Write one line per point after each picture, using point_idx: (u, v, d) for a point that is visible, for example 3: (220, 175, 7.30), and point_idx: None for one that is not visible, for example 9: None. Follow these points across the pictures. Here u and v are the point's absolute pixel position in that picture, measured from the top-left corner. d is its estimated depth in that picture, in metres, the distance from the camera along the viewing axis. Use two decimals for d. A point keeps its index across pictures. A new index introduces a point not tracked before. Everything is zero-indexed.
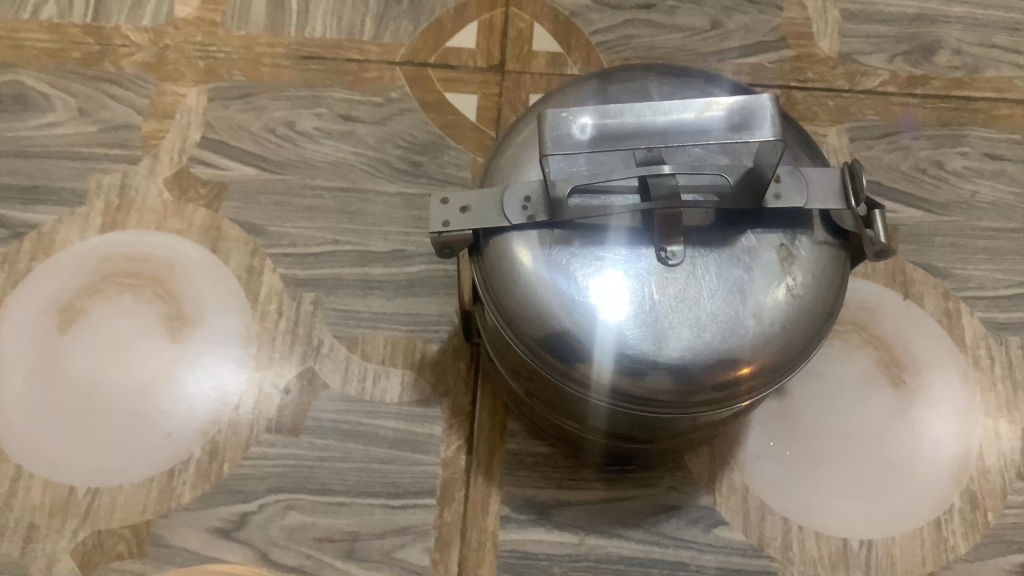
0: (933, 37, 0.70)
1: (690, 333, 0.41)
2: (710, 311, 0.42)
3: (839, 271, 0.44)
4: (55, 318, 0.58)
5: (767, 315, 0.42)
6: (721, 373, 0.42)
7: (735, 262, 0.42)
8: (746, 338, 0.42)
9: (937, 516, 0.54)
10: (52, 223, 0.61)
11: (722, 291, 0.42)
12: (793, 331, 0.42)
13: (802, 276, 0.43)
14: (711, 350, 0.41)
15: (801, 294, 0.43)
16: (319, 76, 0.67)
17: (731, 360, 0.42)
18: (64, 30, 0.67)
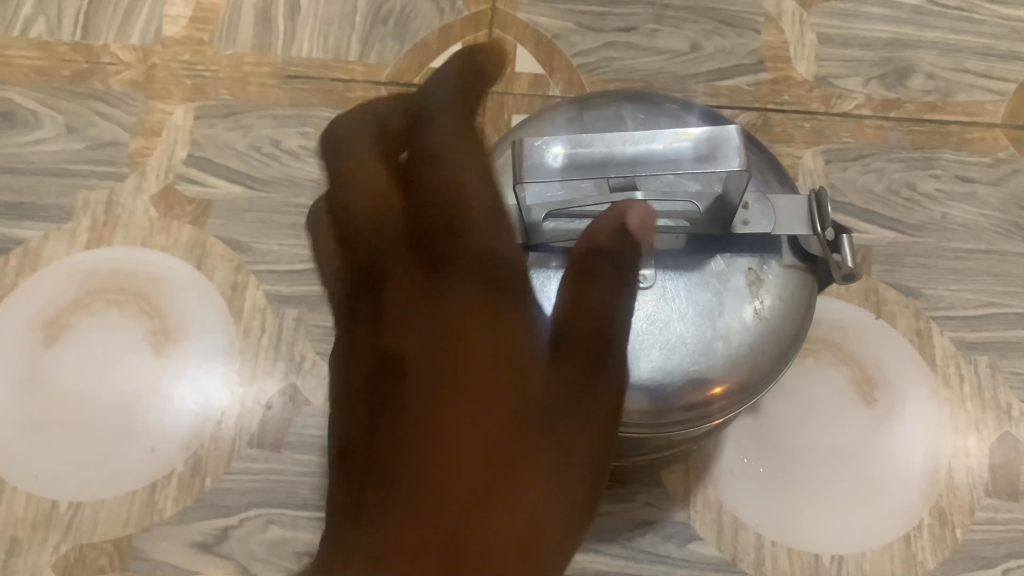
0: (907, 62, 0.71)
1: (660, 355, 0.43)
2: (680, 333, 0.43)
3: (807, 295, 0.45)
4: (41, 333, 0.59)
5: (736, 338, 0.43)
6: (691, 393, 0.43)
7: (704, 286, 0.44)
8: (715, 360, 0.43)
9: (907, 533, 0.55)
10: (39, 239, 0.62)
11: (692, 314, 0.43)
12: (761, 352, 0.44)
13: (770, 299, 0.44)
14: (680, 371, 0.43)
15: (769, 317, 0.44)
16: (305, 95, 0.68)
17: (701, 380, 0.43)
18: (53, 48, 0.68)
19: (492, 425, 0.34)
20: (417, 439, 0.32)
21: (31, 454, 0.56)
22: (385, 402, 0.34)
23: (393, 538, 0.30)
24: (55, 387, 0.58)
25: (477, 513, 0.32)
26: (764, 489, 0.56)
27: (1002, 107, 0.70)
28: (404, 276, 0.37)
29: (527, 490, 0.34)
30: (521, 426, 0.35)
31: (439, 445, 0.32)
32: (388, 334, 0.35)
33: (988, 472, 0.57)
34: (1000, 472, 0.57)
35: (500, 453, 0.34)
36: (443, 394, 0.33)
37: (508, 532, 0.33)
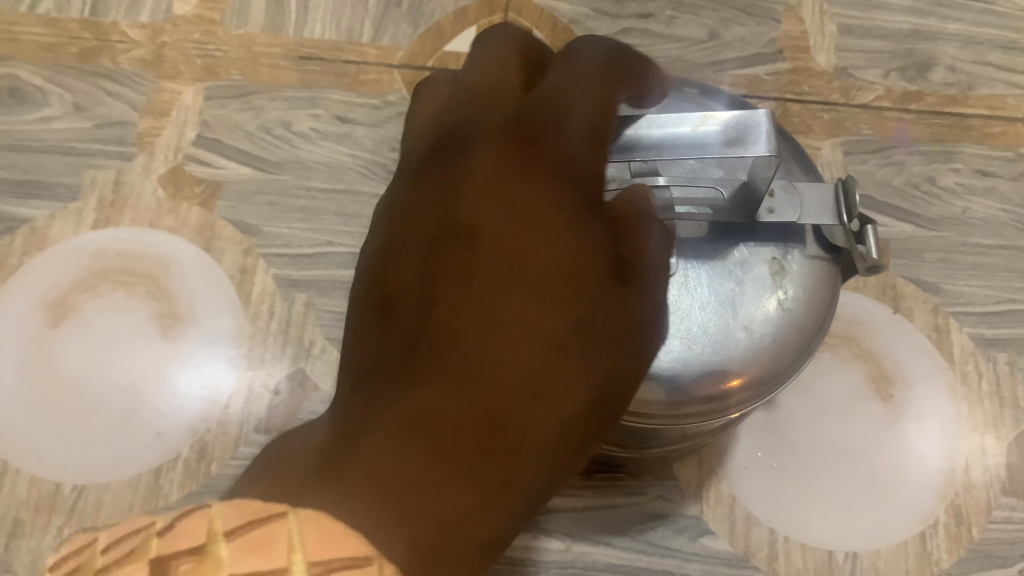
0: (929, 54, 0.70)
1: (680, 344, 0.42)
2: (701, 322, 0.42)
3: (831, 287, 0.44)
4: (47, 313, 0.58)
5: (758, 328, 0.42)
6: (711, 384, 0.42)
7: (726, 275, 0.43)
8: (736, 351, 0.42)
9: (922, 531, 0.55)
10: (45, 218, 0.61)
11: (714, 304, 0.42)
12: (782, 344, 0.43)
13: (792, 290, 0.43)
14: (700, 361, 0.42)
15: (792, 308, 0.43)
16: (317, 77, 0.67)
17: (721, 371, 0.42)
18: (61, 24, 0.67)
19: (554, 309, 0.33)
20: (475, 302, 0.32)
21: (37, 434, 0.55)
22: (447, 259, 0.34)
23: (423, 400, 0.30)
24: (62, 367, 0.57)
25: (520, 391, 0.31)
26: (777, 484, 0.56)
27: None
28: (485, 155, 0.37)
29: (572, 384, 0.33)
30: (584, 322, 0.34)
31: (500, 311, 0.32)
32: (464, 197, 0.35)
33: (1005, 471, 0.56)
34: (1017, 470, 0.56)
35: (556, 340, 0.33)
36: (510, 273, 0.33)
37: (544, 421, 0.32)
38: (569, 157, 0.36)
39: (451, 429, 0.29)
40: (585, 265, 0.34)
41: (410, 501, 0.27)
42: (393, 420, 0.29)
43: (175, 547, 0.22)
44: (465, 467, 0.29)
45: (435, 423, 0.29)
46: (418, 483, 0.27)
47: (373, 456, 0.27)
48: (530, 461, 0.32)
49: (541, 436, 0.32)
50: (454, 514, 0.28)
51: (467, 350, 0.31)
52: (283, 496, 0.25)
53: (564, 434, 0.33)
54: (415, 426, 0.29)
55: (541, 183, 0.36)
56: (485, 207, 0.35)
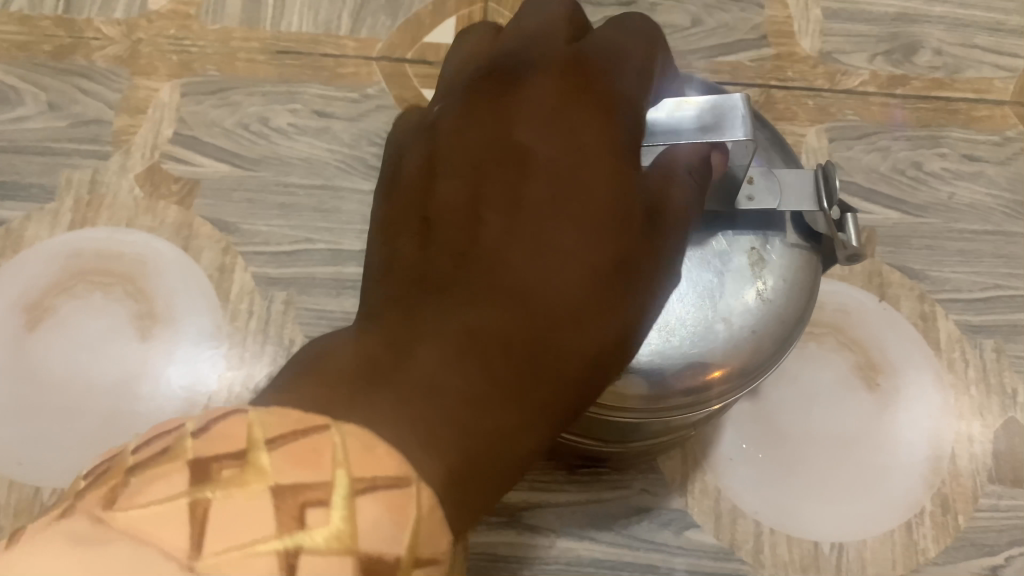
0: (915, 38, 0.69)
1: (659, 337, 0.41)
2: (680, 315, 0.41)
3: (811, 276, 0.44)
4: (23, 316, 0.57)
5: (738, 320, 0.42)
6: (689, 377, 0.41)
7: (705, 266, 0.42)
8: (716, 342, 0.41)
9: (909, 520, 0.54)
10: (20, 220, 0.60)
11: (693, 294, 0.42)
12: (763, 335, 0.42)
13: (773, 280, 0.43)
14: (680, 355, 0.41)
15: (772, 298, 0.43)
16: (294, 72, 0.66)
17: (699, 365, 0.41)
18: (34, 22, 0.66)
19: (602, 235, 0.31)
20: (521, 228, 0.31)
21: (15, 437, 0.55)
22: (492, 183, 0.32)
23: (474, 322, 0.28)
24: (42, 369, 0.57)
25: (569, 311, 0.30)
26: (762, 475, 0.55)
27: (1012, 84, 0.68)
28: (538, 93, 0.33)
29: (617, 309, 0.31)
30: (629, 253, 0.32)
31: (548, 237, 0.31)
32: (509, 122, 0.33)
33: (992, 459, 0.56)
34: (1004, 458, 0.56)
35: (605, 267, 0.31)
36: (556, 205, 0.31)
37: (594, 342, 0.31)
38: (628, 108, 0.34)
39: (501, 342, 0.28)
40: (630, 201, 0.33)
41: (455, 423, 0.25)
42: (446, 339, 0.27)
43: (214, 452, 0.22)
44: (519, 380, 0.28)
45: (486, 336, 0.28)
46: (471, 395, 0.26)
47: (429, 362, 0.26)
48: (574, 386, 0.30)
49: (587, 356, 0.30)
50: (507, 425, 0.27)
51: (516, 270, 0.30)
52: (349, 394, 0.25)
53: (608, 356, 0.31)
54: (464, 336, 0.28)
55: (593, 124, 0.33)
56: (533, 130, 0.33)
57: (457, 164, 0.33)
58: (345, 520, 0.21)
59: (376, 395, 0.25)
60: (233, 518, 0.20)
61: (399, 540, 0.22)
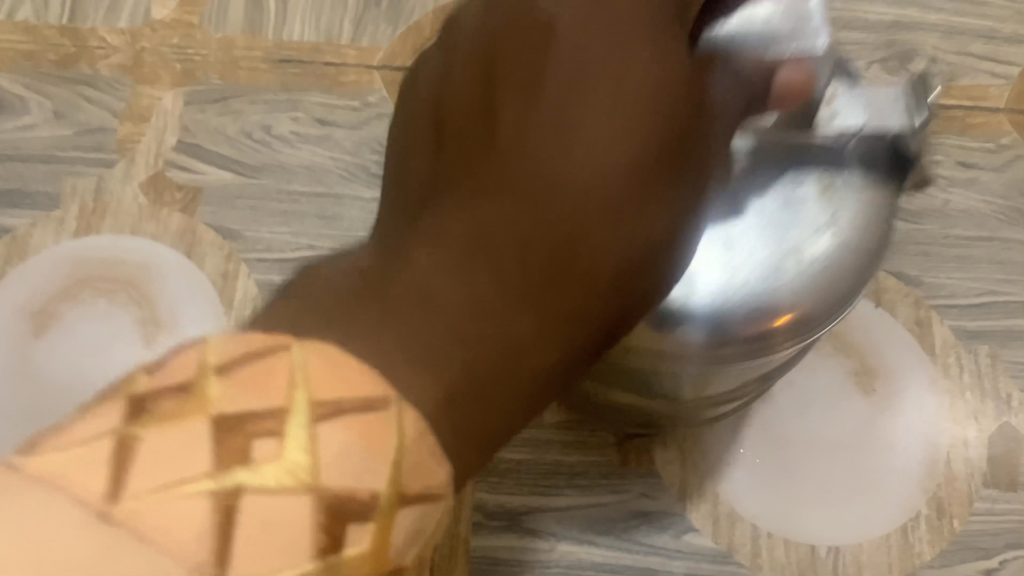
0: (910, 46, 0.70)
1: (727, 277, 0.39)
2: (750, 254, 0.39)
3: (886, 206, 0.42)
4: (29, 322, 0.58)
5: (811, 257, 0.40)
6: (755, 323, 0.40)
7: (777, 199, 0.40)
8: (788, 283, 0.40)
9: (905, 524, 0.55)
10: (26, 227, 0.61)
11: (764, 231, 0.39)
12: (832, 276, 0.41)
13: (847, 214, 0.41)
14: (750, 297, 0.39)
15: (844, 233, 0.41)
16: (296, 80, 0.67)
17: (767, 308, 0.40)
18: (39, 31, 0.66)
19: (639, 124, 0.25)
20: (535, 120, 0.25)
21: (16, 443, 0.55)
22: (509, 58, 0.26)
23: (477, 216, 0.23)
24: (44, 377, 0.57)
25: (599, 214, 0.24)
26: (761, 478, 0.56)
27: (1007, 91, 0.69)
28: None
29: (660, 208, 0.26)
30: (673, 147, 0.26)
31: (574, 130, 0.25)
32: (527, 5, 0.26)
33: (987, 463, 0.57)
34: (999, 461, 0.57)
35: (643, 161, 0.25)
36: (583, 83, 0.25)
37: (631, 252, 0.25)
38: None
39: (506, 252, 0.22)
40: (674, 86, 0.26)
41: (444, 344, 0.21)
42: (442, 238, 0.22)
43: (155, 383, 0.19)
44: (536, 291, 0.22)
45: (487, 247, 0.22)
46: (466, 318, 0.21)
47: (421, 264, 0.22)
48: (609, 298, 0.24)
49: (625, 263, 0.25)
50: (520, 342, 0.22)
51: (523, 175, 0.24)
52: (321, 311, 0.21)
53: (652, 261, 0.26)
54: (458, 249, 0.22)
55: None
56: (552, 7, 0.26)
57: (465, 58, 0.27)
58: (306, 455, 0.18)
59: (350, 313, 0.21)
60: (168, 454, 0.18)
61: (375, 474, 0.19)
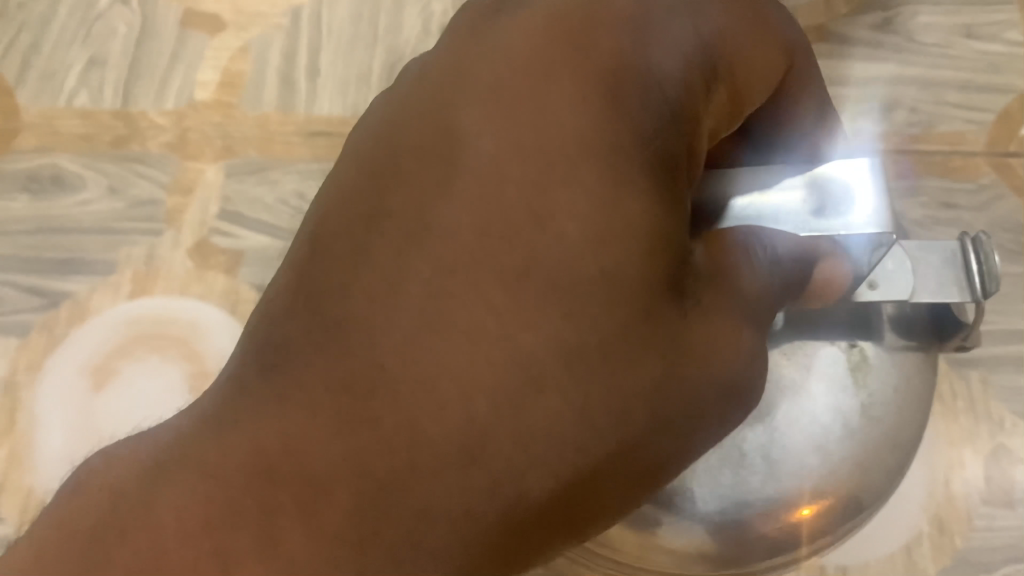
0: (917, 72, 0.72)
1: (765, 484, 0.52)
2: (782, 466, 0.52)
3: (918, 374, 0.55)
4: (90, 378, 0.66)
5: (841, 446, 0.52)
6: (771, 519, 0.52)
7: (801, 408, 0.52)
8: (806, 480, 0.52)
9: (907, 543, 0.59)
10: (86, 292, 0.69)
11: (787, 441, 0.52)
12: (862, 462, 0.53)
13: (874, 382, 0.53)
14: (774, 498, 0.52)
15: (874, 403, 0.53)
16: (327, 152, 0.73)
17: (796, 501, 0.52)
18: (95, 117, 0.74)
19: (601, 390, 0.36)
20: (473, 295, 0.36)
21: (177, 372, 0.66)
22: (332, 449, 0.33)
23: None
24: (29, 472, 0.64)
25: (461, 464, 0.34)
26: None
27: (1004, 105, 0.71)
28: (642, 120, 0.38)
29: (625, 398, 0.36)
30: (629, 407, 0.36)
31: (451, 366, 0.35)
32: (548, 146, 0.37)
33: (984, 483, 0.60)
34: (995, 482, 0.60)
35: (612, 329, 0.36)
36: (391, 479, 0.33)
37: (523, 490, 0.35)
38: (453, 460, 0.34)
39: (381, 512, 0.33)
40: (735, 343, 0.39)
41: None
42: None
43: None
44: None
45: (353, 476, 0.33)
46: (359, 532, 0.32)
47: None
48: None
49: (535, 503, 0.35)
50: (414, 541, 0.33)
51: (381, 347, 0.35)
52: None
53: (628, 444, 0.36)
54: (290, 456, 0.33)
55: (635, 205, 0.37)
56: (573, 211, 0.37)
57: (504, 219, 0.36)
58: None
59: (279, 515, 0.32)
60: None
61: None
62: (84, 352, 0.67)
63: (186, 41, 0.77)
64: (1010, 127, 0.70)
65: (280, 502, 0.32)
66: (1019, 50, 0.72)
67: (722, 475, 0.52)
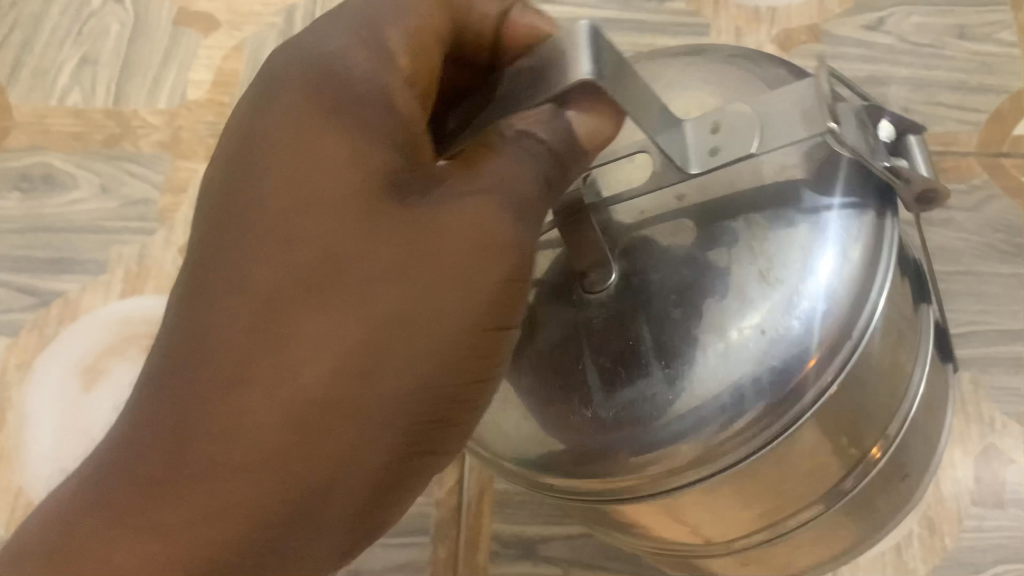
0: (908, 73, 0.72)
1: (690, 394, 0.37)
2: (703, 367, 0.37)
3: (880, 228, 0.39)
4: (80, 377, 0.66)
5: (788, 318, 0.37)
6: (740, 418, 0.36)
7: (710, 292, 0.37)
8: (759, 367, 0.36)
9: (897, 543, 0.59)
10: (77, 291, 0.69)
11: (711, 337, 0.37)
12: (841, 320, 0.37)
13: (827, 250, 0.37)
14: (719, 402, 0.36)
15: (839, 267, 0.37)
16: None
17: (764, 391, 0.36)
18: (88, 115, 0.74)
19: (359, 281, 0.32)
20: (239, 225, 0.33)
21: None
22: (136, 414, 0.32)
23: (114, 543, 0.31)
24: (19, 472, 0.64)
25: (221, 376, 0.31)
26: None
27: (997, 107, 0.71)
28: (335, 50, 0.35)
29: (417, 260, 0.32)
30: (384, 289, 0.32)
31: (222, 297, 0.32)
32: (288, 78, 0.35)
33: (974, 483, 0.60)
34: (986, 482, 0.60)
35: (348, 238, 0.32)
36: (183, 414, 0.31)
37: (302, 406, 0.31)
38: (231, 373, 0.31)
39: (186, 442, 0.31)
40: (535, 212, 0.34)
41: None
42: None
43: None
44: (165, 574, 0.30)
45: (155, 426, 0.31)
46: (178, 468, 0.31)
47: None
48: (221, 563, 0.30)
49: (310, 402, 0.31)
50: (203, 491, 0.30)
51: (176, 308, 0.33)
52: None
53: (406, 327, 0.32)
54: (118, 435, 0.32)
55: (367, 104, 0.34)
56: (277, 144, 0.34)
57: (230, 191, 0.34)
58: None
59: (111, 480, 0.32)
60: None
61: None
62: (75, 352, 0.66)
63: (178, 40, 0.77)
64: (1003, 128, 0.70)
65: (111, 474, 0.32)
66: (1013, 52, 0.72)
67: (597, 398, 0.38)
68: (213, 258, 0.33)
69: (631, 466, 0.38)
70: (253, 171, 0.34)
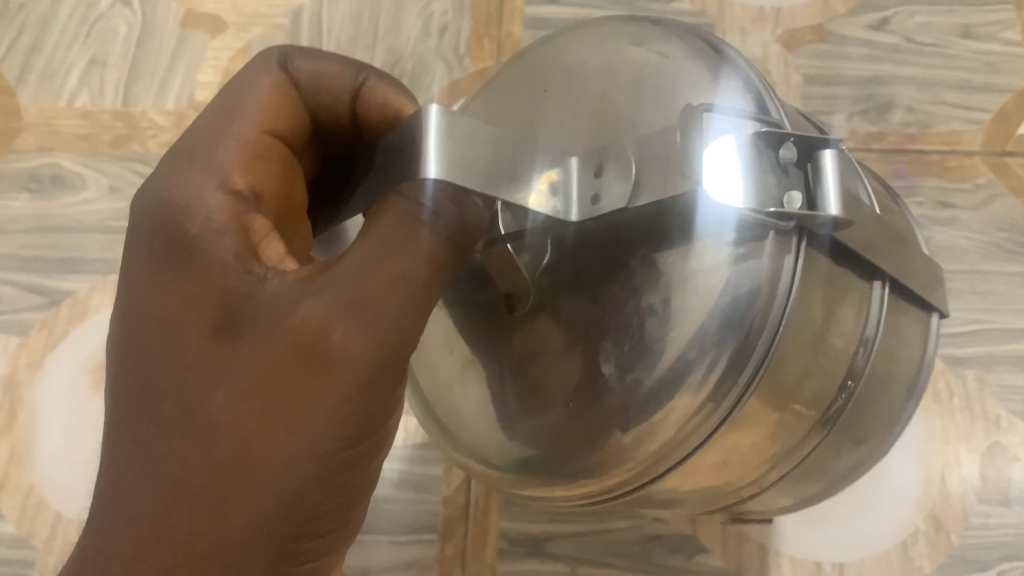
0: (912, 73, 0.72)
1: (647, 386, 0.38)
2: (650, 364, 0.38)
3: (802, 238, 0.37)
4: (91, 377, 0.66)
5: (719, 302, 0.37)
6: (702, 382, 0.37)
7: (629, 308, 0.39)
8: (695, 341, 0.37)
9: (903, 541, 0.59)
10: (86, 290, 0.69)
11: (642, 345, 0.38)
12: (780, 277, 0.36)
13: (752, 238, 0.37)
14: (672, 385, 0.37)
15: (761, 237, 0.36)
16: None
17: (725, 337, 0.36)
18: (96, 116, 0.74)
19: (221, 377, 0.35)
20: (131, 347, 0.38)
21: None
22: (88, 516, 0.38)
23: None
24: (29, 470, 0.64)
25: (127, 483, 0.36)
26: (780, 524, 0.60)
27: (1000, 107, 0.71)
28: (193, 166, 0.41)
29: (264, 354, 0.35)
30: (243, 382, 0.35)
31: (124, 411, 0.37)
32: (158, 203, 0.40)
33: (980, 481, 0.60)
34: (991, 480, 0.60)
35: (204, 354, 0.36)
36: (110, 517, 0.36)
37: (187, 504, 0.35)
38: (133, 474, 0.36)
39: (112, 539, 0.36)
40: (412, 280, 0.35)
41: None
42: None
43: None
44: None
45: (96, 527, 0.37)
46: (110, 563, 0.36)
47: None
48: None
49: (199, 492, 0.35)
50: None
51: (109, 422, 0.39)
52: None
53: (267, 413, 0.35)
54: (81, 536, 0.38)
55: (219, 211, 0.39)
56: (155, 270, 0.38)
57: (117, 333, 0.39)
58: None
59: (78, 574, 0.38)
60: None
61: None
62: (85, 351, 0.67)
63: (186, 42, 0.77)
64: (1006, 128, 0.70)
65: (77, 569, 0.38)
66: (1017, 51, 0.72)
67: (557, 409, 0.41)
68: (119, 378, 0.38)
69: (595, 471, 0.40)
70: (126, 326, 0.38)
